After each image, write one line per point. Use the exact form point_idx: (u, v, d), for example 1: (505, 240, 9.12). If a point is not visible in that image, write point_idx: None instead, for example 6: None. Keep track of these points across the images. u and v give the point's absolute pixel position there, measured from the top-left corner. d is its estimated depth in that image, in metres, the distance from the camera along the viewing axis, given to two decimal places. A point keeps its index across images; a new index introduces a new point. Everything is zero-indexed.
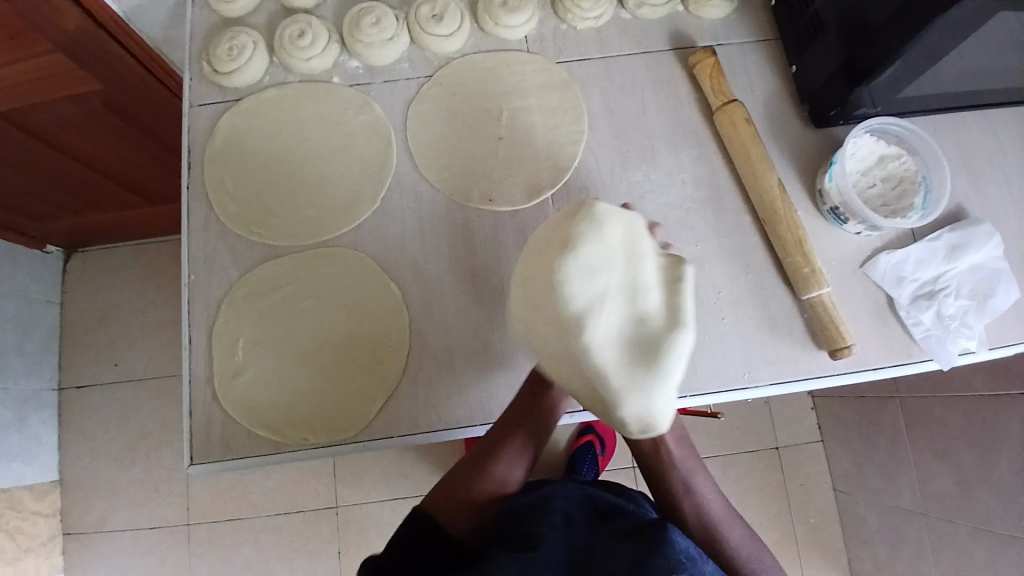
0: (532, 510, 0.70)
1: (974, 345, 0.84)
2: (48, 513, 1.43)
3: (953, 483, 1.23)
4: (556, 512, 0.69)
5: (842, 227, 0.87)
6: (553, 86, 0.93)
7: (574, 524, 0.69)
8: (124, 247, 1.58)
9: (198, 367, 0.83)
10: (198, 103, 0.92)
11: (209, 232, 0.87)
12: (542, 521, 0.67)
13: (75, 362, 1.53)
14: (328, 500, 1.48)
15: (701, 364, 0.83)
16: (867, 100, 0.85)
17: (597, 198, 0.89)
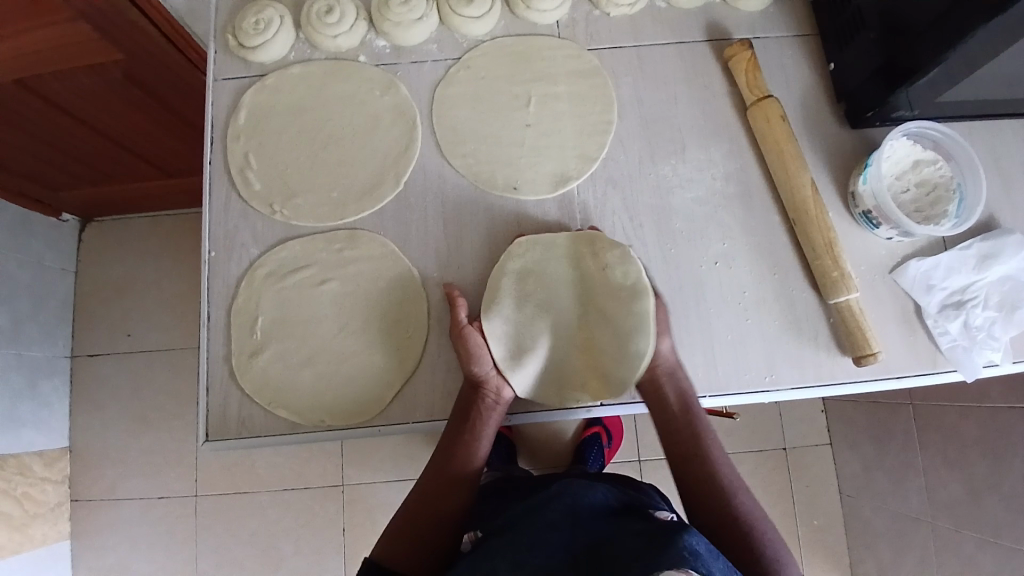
0: (536, 511, 0.70)
1: (1000, 358, 0.82)
2: (57, 480, 1.45)
3: (963, 493, 1.22)
4: (559, 512, 0.68)
5: (874, 230, 0.85)
6: (584, 74, 0.91)
7: (581, 522, 0.67)
8: (139, 218, 1.57)
9: (216, 344, 0.83)
10: (222, 78, 0.91)
11: (230, 210, 0.86)
12: (544, 524, 0.67)
13: (88, 332, 1.54)
14: (335, 479, 1.49)
15: (724, 363, 0.82)
16: (905, 103, 0.83)
17: (623, 190, 0.88)
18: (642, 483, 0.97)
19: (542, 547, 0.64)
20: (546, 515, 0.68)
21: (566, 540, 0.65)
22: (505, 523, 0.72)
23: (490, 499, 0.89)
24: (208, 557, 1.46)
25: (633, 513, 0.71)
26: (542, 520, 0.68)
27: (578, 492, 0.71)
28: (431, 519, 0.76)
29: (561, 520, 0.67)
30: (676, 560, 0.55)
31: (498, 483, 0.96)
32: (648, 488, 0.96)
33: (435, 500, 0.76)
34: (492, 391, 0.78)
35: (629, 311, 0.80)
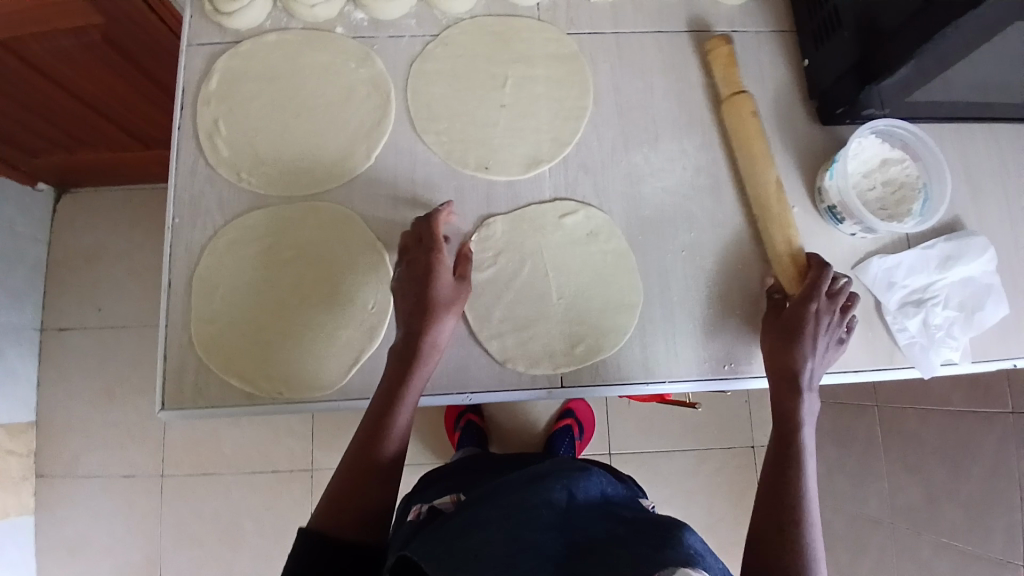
0: (527, 490, 0.66)
1: (956, 357, 0.83)
2: (21, 452, 1.43)
3: (922, 494, 1.24)
4: (554, 496, 0.65)
5: (839, 226, 0.86)
6: (562, 58, 0.91)
7: (575, 507, 0.65)
8: (117, 190, 1.55)
9: (176, 311, 0.82)
10: (195, 43, 0.89)
11: (197, 176, 0.85)
12: (539, 503, 0.63)
13: (59, 302, 1.51)
14: (304, 461, 1.48)
15: (685, 354, 0.83)
16: (875, 100, 0.83)
17: (594, 176, 0.88)
18: (627, 478, 0.96)
19: (537, 523, 0.61)
20: (540, 496, 0.64)
21: (560, 519, 0.62)
22: (494, 497, 0.68)
23: (454, 475, 0.88)
24: (172, 536, 1.44)
25: (625, 506, 0.69)
26: (537, 499, 0.64)
27: (575, 476, 0.69)
28: (370, 489, 0.70)
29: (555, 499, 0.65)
30: (686, 558, 0.53)
31: (465, 460, 0.95)
32: (632, 484, 0.94)
33: (370, 470, 0.70)
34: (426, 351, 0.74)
35: (601, 280, 0.85)
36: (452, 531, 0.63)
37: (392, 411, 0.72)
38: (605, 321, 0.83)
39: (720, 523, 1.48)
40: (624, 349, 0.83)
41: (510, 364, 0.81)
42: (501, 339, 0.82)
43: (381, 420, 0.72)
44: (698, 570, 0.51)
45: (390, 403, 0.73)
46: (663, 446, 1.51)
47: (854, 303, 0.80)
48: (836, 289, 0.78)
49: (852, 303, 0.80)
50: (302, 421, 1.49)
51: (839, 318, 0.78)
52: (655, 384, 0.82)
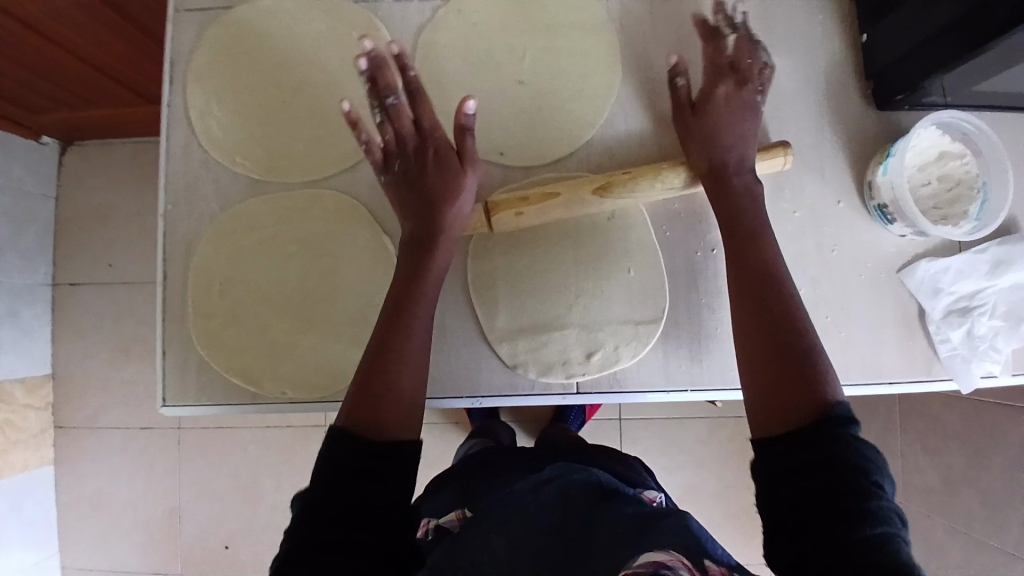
0: (526, 491, 0.67)
1: (998, 370, 0.78)
2: (40, 407, 1.45)
3: (938, 479, 1.21)
4: (550, 497, 0.66)
5: (887, 226, 0.79)
6: (589, 24, 0.82)
7: (573, 503, 0.67)
8: (120, 144, 1.49)
9: (174, 305, 0.78)
10: (183, 8, 0.81)
11: (189, 159, 0.79)
12: (535, 503, 0.65)
13: (67, 259, 1.48)
14: (316, 421, 1.48)
15: (710, 358, 0.79)
16: (936, 89, 0.74)
17: (621, 162, 0.81)
18: (632, 459, 0.95)
19: (534, 523, 0.63)
20: (539, 496, 0.66)
21: (557, 522, 0.64)
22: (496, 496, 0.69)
23: (468, 466, 0.85)
24: (189, 489, 1.48)
25: (621, 490, 0.70)
26: (534, 501, 0.66)
27: (576, 473, 0.70)
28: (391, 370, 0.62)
29: (553, 499, 0.66)
30: (661, 542, 0.54)
31: (480, 452, 0.92)
32: (637, 466, 0.93)
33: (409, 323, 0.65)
34: (430, 142, 0.70)
35: (625, 280, 0.79)
36: (456, 534, 0.64)
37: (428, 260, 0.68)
38: (627, 326, 0.78)
39: (730, 494, 1.46)
40: (644, 354, 0.78)
41: (523, 372, 0.78)
42: (513, 344, 0.78)
43: (418, 253, 0.69)
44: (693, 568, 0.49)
45: (425, 224, 0.69)
46: (674, 414, 1.47)
47: (757, 57, 0.75)
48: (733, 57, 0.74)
49: (750, 57, 0.74)
50: None
51: (748, 85, 0.73)
52: (675, 392, 0.78)
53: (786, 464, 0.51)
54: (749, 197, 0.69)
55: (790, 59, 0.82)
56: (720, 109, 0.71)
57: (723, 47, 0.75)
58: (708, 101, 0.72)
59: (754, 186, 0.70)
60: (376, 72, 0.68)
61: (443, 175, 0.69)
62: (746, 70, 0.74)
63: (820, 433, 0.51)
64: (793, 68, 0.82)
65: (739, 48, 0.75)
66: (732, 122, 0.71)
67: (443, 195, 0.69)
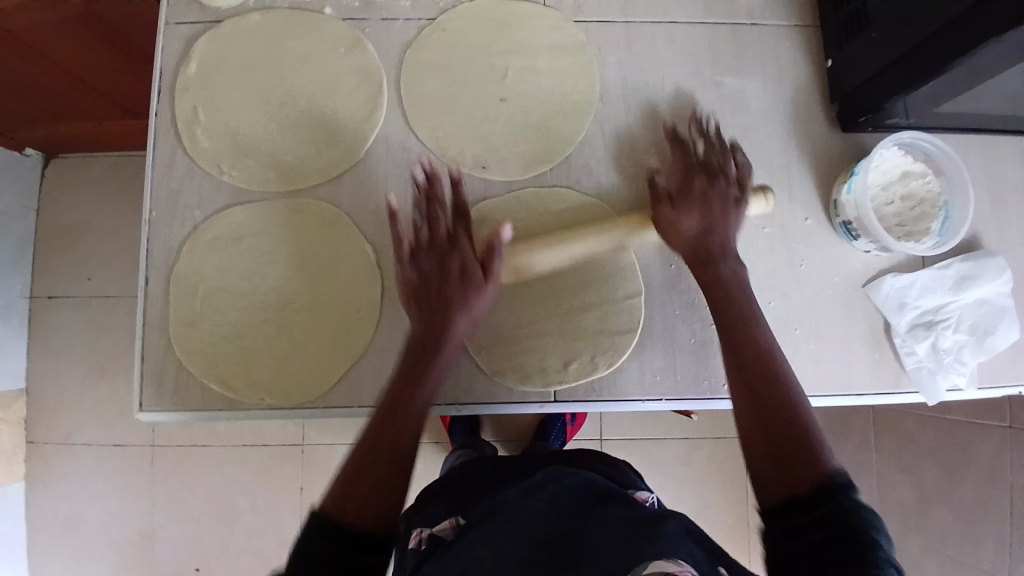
0: (515, 499, 0.64)
1: (964, 383, 0.80)
2: (11, 422, 1.42)
3: (913, 497, 1.22)
4: (538, 500, 0.63)
5: (853, 242, 0.82)
6: (568, 46, 0.85)
7: (565, 506, 0.63)
8: (105, 157, 1.49)
9: (153, 311, 0.78)
10: (173, 22, 0.83)
11: (175, 168, 0.80)
12: (524, 508, 0.62)
13: (46, 272, 1.47)
14: (295, 438, 1.47)
15: (684, 368, 0.80)
16: (899, 111, 0.78)
17: (598, 178, 0.83)
18: (622, 463, 0.94)
19: (522, 527, 0.59)
20: (529, 501, 0.63)
21: (547, 522, 0.60)
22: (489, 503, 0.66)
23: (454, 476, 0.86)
24: (161, 508, 1.45)
25: (622, 500, 0.66)
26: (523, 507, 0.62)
27: (565, 481, 0.67)
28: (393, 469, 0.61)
29: (544, 503, 0.63)
30: (664, 549, 0.53)
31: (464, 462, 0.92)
32: (628, 471, 0.92)
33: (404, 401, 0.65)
34: (445, 254, 0.70)
35: (604, 290, 0.81)
36: (449, 553, 0.59)
37: (428, 362, 0.68)
38: (606, 336, 0.80)
39: (710, 514, 1.46)
40: (621, 363, 0.80)
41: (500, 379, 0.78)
42: (493, 353, 0.79)
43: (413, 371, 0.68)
44: (673, 563, 0.51)
45: (426, 326, 0.69)
46: (655, 434, 1.47)
47: (729, 158, 0.77)
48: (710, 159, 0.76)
49: (726, 157, 0.77)
50: None
51: (733, 186, 0.75)
52: (652, 401, 0.79)
53: (791, 543, 0.52)
54: (735, 283, 0.70)
55: (759, 82, 0.86)
56: (707, 197, 0.73)
57: (690, 152, 0.77)
58: (688, 189, 0.74)
59: (742, 273, 0.71)
60: (428, 183, 0.73)
61: (455, 289, 0.69)
62: (719, 166, 0.75)
63: (823, 502, 0.52)
64: (762, 92, 0.85)
65: (710, 152, 0.77)
66: (713, 214, 0.72)
67: (454, 303, 0.69)
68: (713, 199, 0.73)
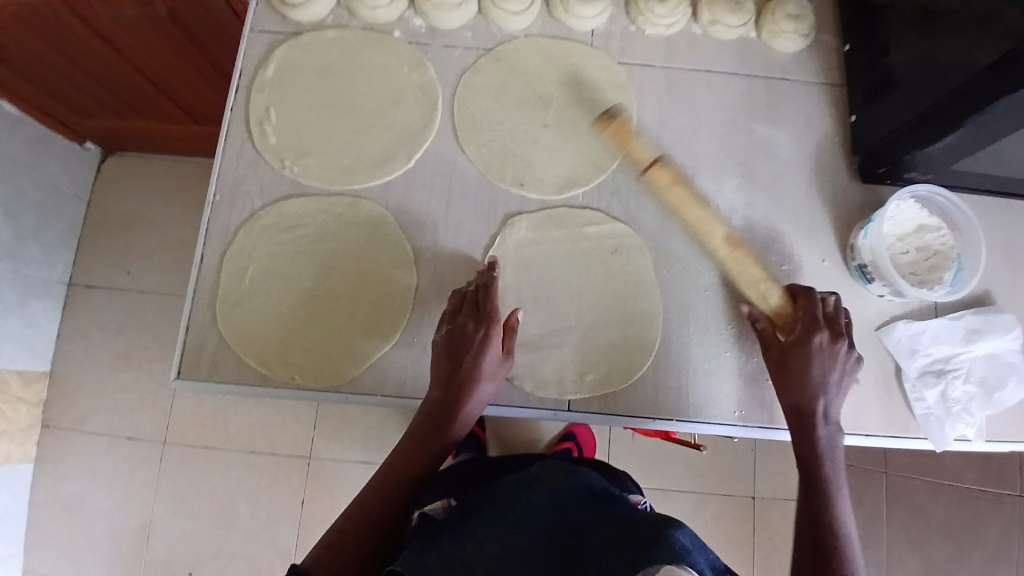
0: (514, 489, 0.64)
1: (971, 434, 0.81)
2: (33, 400, 1.46)
3: (921, 569, 1.17)
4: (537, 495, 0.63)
5: (867, 286, 0.86)
6: (610, 85, 0.93)
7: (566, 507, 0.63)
8: (160, 159, 1.59)
9: (203, 286, 0.84)
10: (257, 30, 0.92)
11: (241, 158, 0.88)
12: (523, 504, 0.62)
13: (88, 261, 1.55)
14: (302, 449, 1.48)
15: (696, 390, 0.83)
16: (918, 165, 0.84)
17: (629, 205, 0.89)
18: (621, 474, 0.95)
19: (524, 529, 0.59)
20: (530, 497, 0.63)
21: (546, 522, 0.60)
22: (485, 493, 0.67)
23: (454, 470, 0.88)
24: (162, 504, 1.46)
25: (618, 503, 0.67)
26: (522, 500, 0.62)
27: (559, 474, 0.67)
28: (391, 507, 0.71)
29: (543, 500, 0.63)
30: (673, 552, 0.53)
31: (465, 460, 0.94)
32: (629, 483, 0.93)
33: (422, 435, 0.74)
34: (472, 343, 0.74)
35: (626, 308, 0.85)
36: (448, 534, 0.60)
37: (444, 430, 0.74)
38: (623, 352, 0.83)
39: None
40: (636, 379, 0.83)
41: (520, 383, 0.82)
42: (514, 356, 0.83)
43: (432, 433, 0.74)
44: (685, 569, 0.51)
45: (448, 397, 0.74)
46: (661, 481, 1.45)
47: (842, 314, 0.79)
48: (828, 312, 0.78)
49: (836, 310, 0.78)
50: (307, 407, 1.50)
51: (844, 344, 0.76)
52: (662, 420, 0.82)
53: None
54: (826, 451, 0.73)
55: (786, 133, 0.92)
56: (821, 356, 0.75)
57: (808, 298, 0.78)
58: (804, 342, 0.76)
59: (835, 439, 0.75)
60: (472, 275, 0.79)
61: (475, 370, 0.74)
62: (835, 325, 0.77)
63: None
64: (788, 141, 0.91)
65: (830, 309, 0.78)
66: (822, 362, 0.75)
67: (470, 385, 0.74)
68: (822, 357, 0.75)
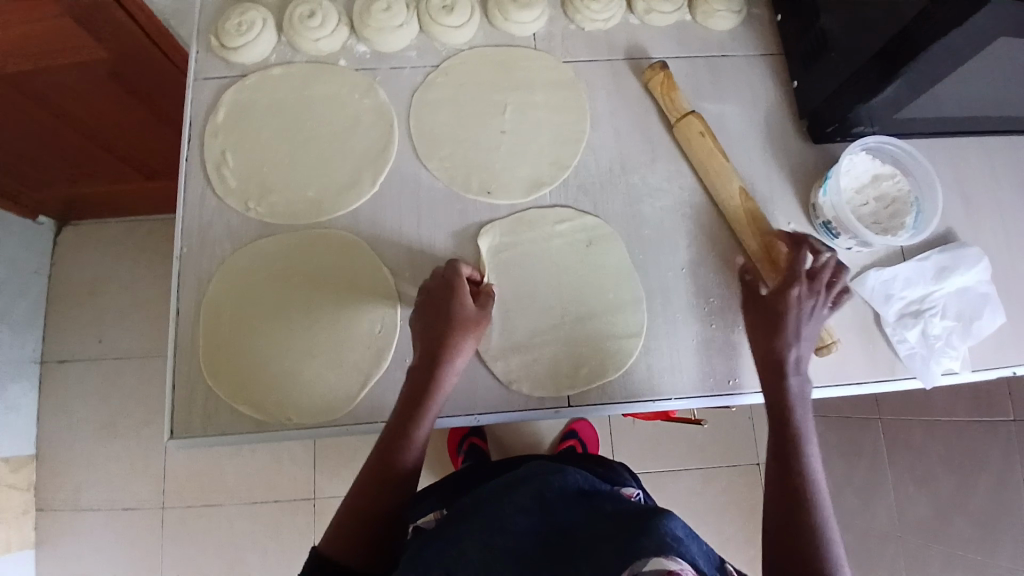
0: (502, 498, 0.65)
1: (957, 366, 0.84)
2: (23, 487, 1.40)
3: (930, 508, 1.19)
4: (527, 500, 0.63)
5: (834, 241, 0.88)
6: (560, 84, 0.94)
7: (552, 507, 0.62)
8: (119, 222, 1.56)
9: (183, 338, 0.82)
10: (202, 78, 0.92)
11: (205, 205, 0.87)
12: (509, 509, 0.62)
13: (59, 335, 1.51)
14: (306, 491, 1.46)
15: (688, 367, 0.84)
16: (864, 119, 0.87)
17: (596, 196, 0.90)
18: (612, 463, 0.96)
19: (511, 530, 0.59)
20: (512, 501, 0.63)
21: (534, 523, 0.60)
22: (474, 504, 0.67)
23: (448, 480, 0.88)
24: (172, 570, 1.41)
25: (610, 496, 0.66)
26: (510, 506, 0.62)
27: (546, 478, 0.66)
28: (387, 498, 0.69)
29: (531, 503, 0.63)
30: (662, 541, 0.51)
31: (461, 467, 0.95)
32: (620, 471, 0.94)
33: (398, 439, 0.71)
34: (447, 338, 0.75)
35: (609, 298, 0.86)
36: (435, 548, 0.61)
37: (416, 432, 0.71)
38: (614, 341, 0.84)
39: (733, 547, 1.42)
40: (629, 365, 0.84)
41: (516, 387, 0.82)
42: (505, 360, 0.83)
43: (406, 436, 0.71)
44: (674, 559, 0.48)
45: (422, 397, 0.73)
46: (668, 464, 1.46)
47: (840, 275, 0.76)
48: (817, 268, 0.76)
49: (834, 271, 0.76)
50: (304, 449, 1.47)
51: (821, 301, 0.75)
52: (659, 400, 0.83)
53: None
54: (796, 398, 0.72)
55: (734, 106, 0.95)
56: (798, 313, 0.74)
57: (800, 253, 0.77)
58: (782, 292, 0.75)
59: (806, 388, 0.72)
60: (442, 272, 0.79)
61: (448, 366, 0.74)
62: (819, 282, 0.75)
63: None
64: (738, 113, 0.94)
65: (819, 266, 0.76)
66: (795, 315, 0.74)
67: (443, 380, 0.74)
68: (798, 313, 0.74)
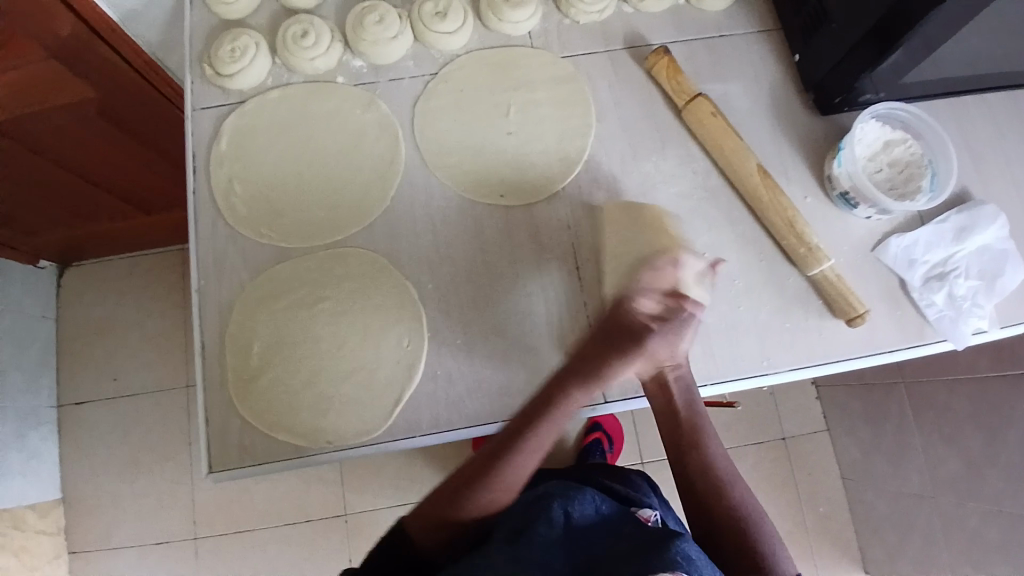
0: (530, 507, 0.64)
1: (986, 325, 0.84)
2: (52, 532, 1.39)
3: (962, 466, 1.18)
4: (555, 513, 0.62)
5: (852, 211, 0.88)
6: (561, 79, 0.93)
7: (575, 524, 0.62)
8: (122, 259, 1.55)
9: (211, 371, 0.81)
10: (200, 108, 0.91)
11: (217, 235, 0.86)
12: (540, 519, 0.61)
13: (74, 378, 1.50)
14: (336, 508, 1.46)
15: (720, 351, 0.84)
16: (869, 87, 0.86)
17: (609, 189, 0.90)
18: (626, 472, 0.96)
19: (538, 543, 0.58)
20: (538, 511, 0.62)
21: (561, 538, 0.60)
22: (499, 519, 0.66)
23: None
24: None
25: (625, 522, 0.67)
26: (538, 516, 0.62)
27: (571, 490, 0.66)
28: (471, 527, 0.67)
29: (560, 518, 0.62)
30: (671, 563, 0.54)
31: None
32: (636, 480, 0.94)
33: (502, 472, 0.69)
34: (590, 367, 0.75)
35: None
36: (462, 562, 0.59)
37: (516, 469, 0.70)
38: None
39: None
40: None
41: None
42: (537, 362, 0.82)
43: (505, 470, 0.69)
44: None
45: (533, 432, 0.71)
46: None
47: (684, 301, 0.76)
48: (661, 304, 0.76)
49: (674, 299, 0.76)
50: (331, 467, 1.47)
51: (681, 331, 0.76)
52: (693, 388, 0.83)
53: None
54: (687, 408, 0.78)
55: (738, 86, 0.94)
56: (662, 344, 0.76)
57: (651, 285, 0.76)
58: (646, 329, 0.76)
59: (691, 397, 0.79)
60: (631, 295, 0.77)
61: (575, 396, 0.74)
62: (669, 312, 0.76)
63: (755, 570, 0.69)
64: (742, 92, 0.94)
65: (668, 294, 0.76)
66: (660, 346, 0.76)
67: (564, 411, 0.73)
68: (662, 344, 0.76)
